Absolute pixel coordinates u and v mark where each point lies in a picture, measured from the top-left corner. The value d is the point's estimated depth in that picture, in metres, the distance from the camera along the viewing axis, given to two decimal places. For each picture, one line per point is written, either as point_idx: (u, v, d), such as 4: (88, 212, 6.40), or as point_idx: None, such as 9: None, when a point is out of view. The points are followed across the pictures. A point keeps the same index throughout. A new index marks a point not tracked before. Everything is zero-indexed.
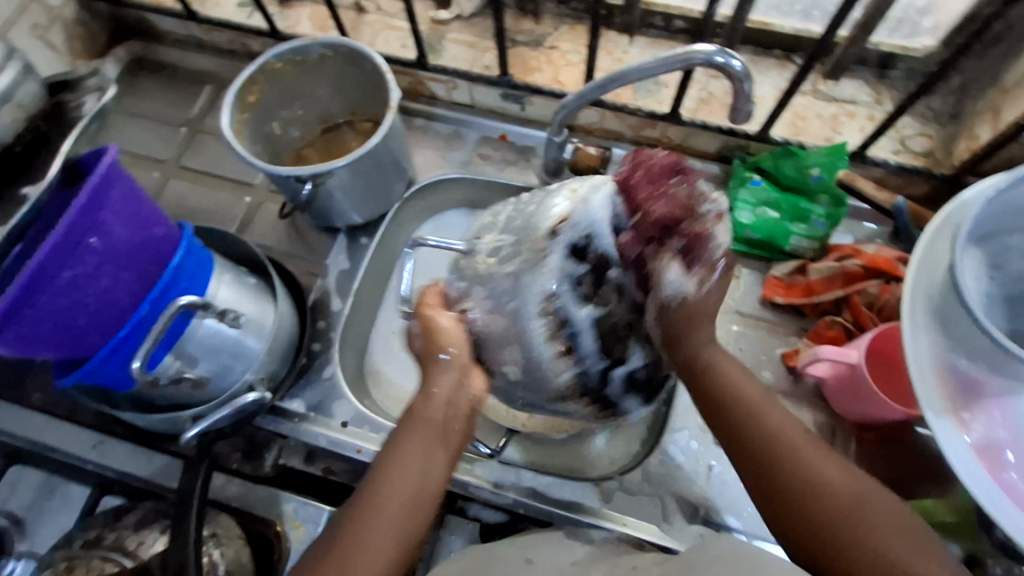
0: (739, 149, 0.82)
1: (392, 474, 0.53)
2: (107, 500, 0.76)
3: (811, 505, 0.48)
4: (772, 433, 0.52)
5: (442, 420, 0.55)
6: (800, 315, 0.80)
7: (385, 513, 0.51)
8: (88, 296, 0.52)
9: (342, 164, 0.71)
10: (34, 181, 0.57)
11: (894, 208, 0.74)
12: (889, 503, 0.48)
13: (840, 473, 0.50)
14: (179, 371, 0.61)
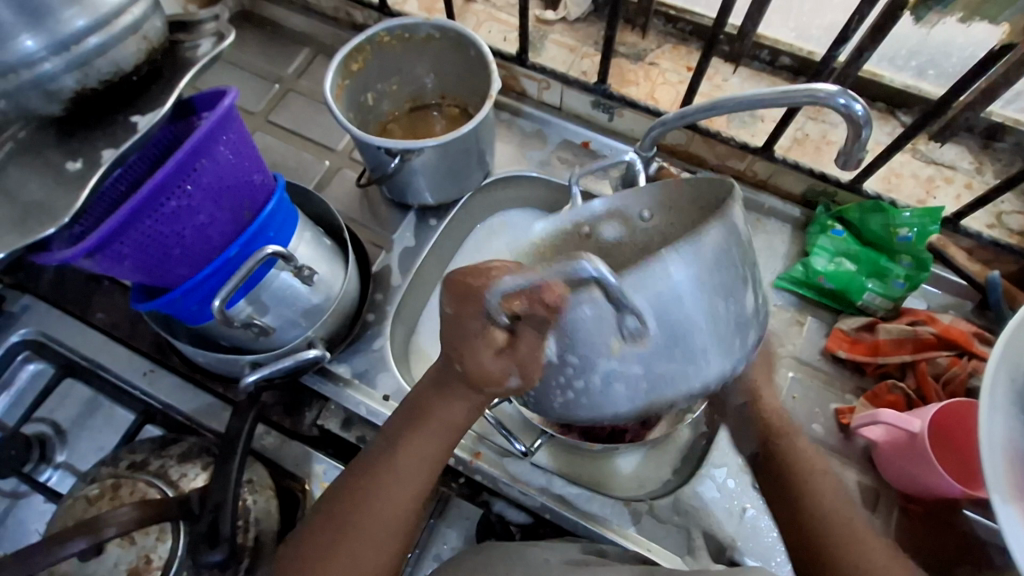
0: (825, 195, 0.81)
1: (388, 474, 0.54)
2: (148, 429, 0.77)
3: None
4: (834, 513, 0.55)
5: (456, 422, 0.55)
6: (860, 373, 0.77)
7: (372, 514, 0.54)
8: (186, 229, 0.54)
9: (433, 143, 0.72)
10: (142, 112, 0.56)
11: (987, 283, 0.72)
12: None
13: (886, 562, 0.52)
14: (249, 317, 0.63)
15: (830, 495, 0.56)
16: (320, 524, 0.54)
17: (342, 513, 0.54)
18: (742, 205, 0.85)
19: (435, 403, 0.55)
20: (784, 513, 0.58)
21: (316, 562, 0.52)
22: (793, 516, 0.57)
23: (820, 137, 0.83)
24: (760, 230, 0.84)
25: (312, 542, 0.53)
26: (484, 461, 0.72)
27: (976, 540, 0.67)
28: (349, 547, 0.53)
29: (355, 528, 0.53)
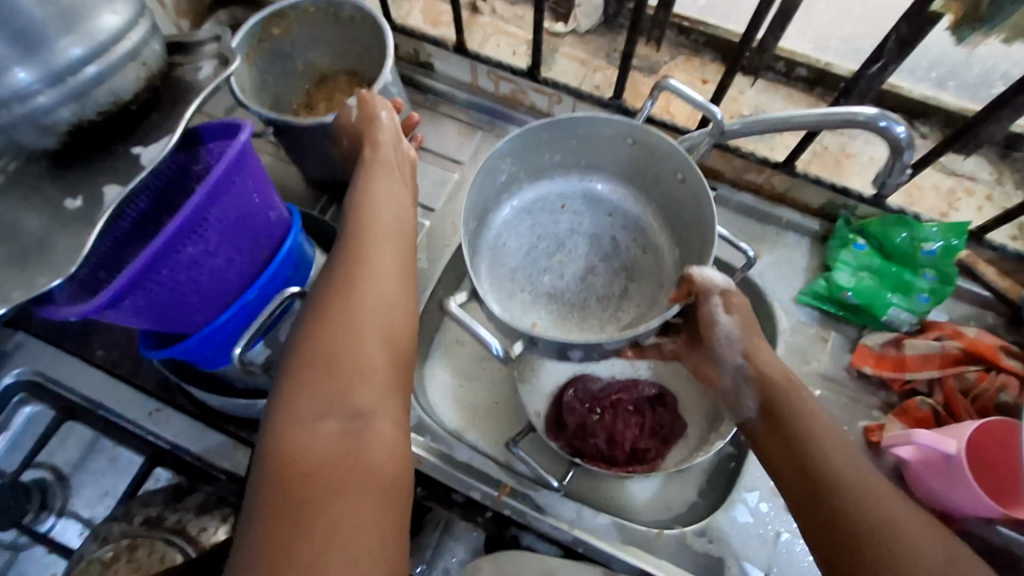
0: (845, 208, 0.80)
1: (367, 205, 0.56)
2: (157, 472, 0.74)
3: (843, 519, 0.49)
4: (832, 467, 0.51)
5: (391, 156, 0.61)
6: (887, 388, 0.77)
7: (373, 233, 0.54)
8: (203, 274, 0.51)
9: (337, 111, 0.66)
10: (142, 141, 0.51)
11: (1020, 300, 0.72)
12: (931, 543, 0.46)
13: (913, 518, 0.48)
14: (268, 359, 0.59)
15: (847, 466, 0.51)
16: (315, 312, 0.49)
17: (328, 319, 0.49)
18: (760, 218, 0.84)
19: (378, 143, 0.61)
20: (796, 493, 0.53)
21: (337, 308, 0.49)
22: (808, 487, 0.51)
23: (839, 149, 0.82)
24: (779, 244, 0.83)
25: (315, 354, 0.48)
26: (512, 495, 0.70)
27: (1009, 555, 0.68)
28: (351, 338, 0.48)
29: (350, 318, 0.49)
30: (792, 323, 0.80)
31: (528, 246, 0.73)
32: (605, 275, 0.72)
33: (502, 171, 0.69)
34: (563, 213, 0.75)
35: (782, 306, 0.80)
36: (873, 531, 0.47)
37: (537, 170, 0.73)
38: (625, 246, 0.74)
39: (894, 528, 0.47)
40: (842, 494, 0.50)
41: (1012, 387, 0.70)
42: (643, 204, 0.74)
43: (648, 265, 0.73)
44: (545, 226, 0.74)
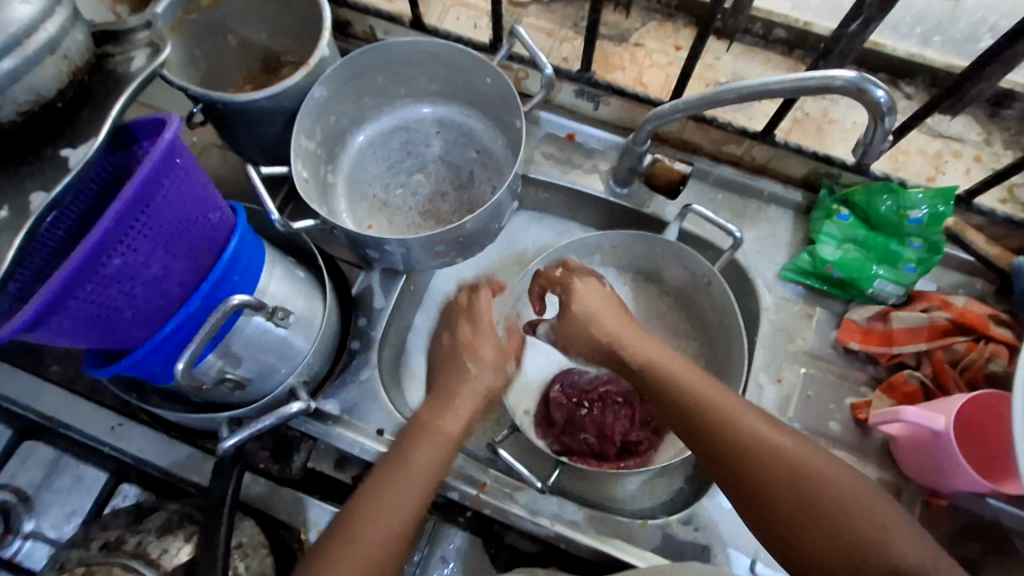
0: (829, 177, 0.76)
1: (419, 451, 0.62)
2: (123, 489, 0.71)
3: (749, 454, 0.54)
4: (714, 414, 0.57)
5: (453, 434, 0.64)
6: (874, 363, 0.74)
7: (417, 469, 0.60)
8: (137, 287, 0.47)
9: (265, 94, 0.64)
10: (72, 142, 0.45)
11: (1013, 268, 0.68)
12: (828, 464, 0.53)
13: (793, 443, 0.54)
14: (221, 371, 0.56)
15: (748, 415, 0.56)
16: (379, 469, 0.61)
17: (390, 473, 0.60)
18: (741, 191, 0.80)
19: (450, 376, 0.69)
20: (706, 452, 0.57)
21: (396, 473, 0.60)
22: (716, 445, 0.56)
23: (821, 115, 0.78)
24: (761, 218, 0.79)
25: (377, 484, 0.60)
26: (491, 494, 0.68)
27: (1000, 528, 0.67)
28: (396, 502, 0.58)
29: (395, 491, 0.59)
30: (776, 300, 0.77)
31: (383, 164, 0.82)
32: (452, 209, 0.80)
33: (343, 114, 0.77)
34: (436, 137, 0.83)
35: (765, 283, 0.77)
36: (762, 455, 0.54)
37: (415, 91, 0.80)
38: (463, 164, 0.82)
39: (777, 447, 0.54)
40: (773, 444, 0.54)
41: (1001, 356, 0.68)
42: (483, 123, 0.81)
43: (467, 177, 0.81)
44: (415, 144, 0.83)
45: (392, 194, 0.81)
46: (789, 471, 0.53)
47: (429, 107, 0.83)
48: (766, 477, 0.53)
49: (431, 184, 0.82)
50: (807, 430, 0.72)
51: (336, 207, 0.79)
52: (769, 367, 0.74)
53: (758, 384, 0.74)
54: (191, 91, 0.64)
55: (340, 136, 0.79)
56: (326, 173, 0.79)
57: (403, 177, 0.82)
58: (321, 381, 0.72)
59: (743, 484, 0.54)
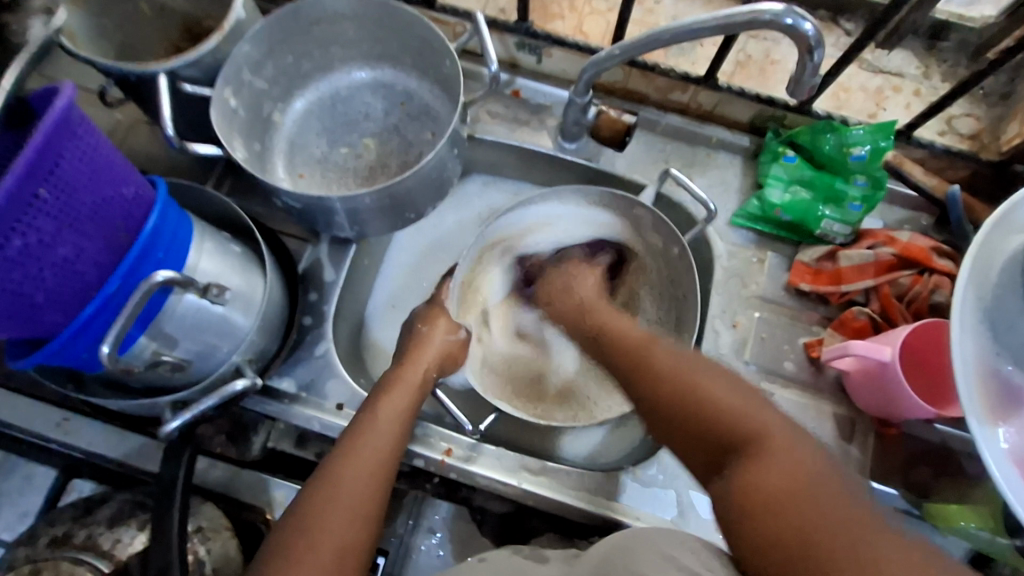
0: (774, 119, 0.76)
1: (378, 423, 0.59)
2: (76, 483, 0.69)
3: (661, 385, 0.51)
4: (639, 346, 0.56)
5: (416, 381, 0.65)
6: (824, 302, 0.76)
7: (375, 445, 0.58)
8: (45, 268, 0.44)
9: (179, 64, 0.60)
10: None
11: (950, 198, 0.69)
12: (730, 383, 0.48)
13: (672, 353, 0.53)
14: (155, 354, 0.54)
15: (721, 387, 0.48)
16: (335, 455, 0.57)
17: (352, 446, 0.57)
18: (689, 139, 0.79)
19: (424, 341, 0.69)
20: (632, 388, 0.54)
21: (355, 454, 0.57)
22: (630, 369, 0.55)
23: (763, 56, 0.77)
24: (711, 165, 0.79)
25: (336, 461, 0.56)
26: (456, 458, 0.68)
27: (944, 450, 0.70)
28: (353, 489, 0.55)
29: (358, 475, 0.55)
30: (728, 247, 0.77)
31: (331, 127, 0.80)
32: (393, 173, 0.77)
33: (306, 56, 0.75)
34: (399, 109, 0.80)
35: (717, 231, 0.78)
36: (686, 408, 0.48)
37: (379, 51, 0.77)
38: (414, 138, 0.79)
39: (707, 398, 0.47)
40: (664, 360, 0.52)
41: (943, 287, 0.70)
42: (442, 94, 0.78)
43: (412, 156, 0.78)
44: (370, 108, 0.80)
45: (337, 151, 0.79)
46: (721, 427, 0.46)
47: (398, 76, 0.79)
48: (687, 421, 0.48)
49: (378, 151, 0.79)
50: (762, 371, 0.73)
51: (272, 148, 0.77)
52: (723, 313, 0.75)
53: (714, 330, 0.74)
54: (99, 64, 0.60)
55: (297, 80, 0.77)
56: (272, 110, 0.76)
57: (352, 136, 0.80)
58: (272, 359, 0.70)
59: (685, 445, 0.48)
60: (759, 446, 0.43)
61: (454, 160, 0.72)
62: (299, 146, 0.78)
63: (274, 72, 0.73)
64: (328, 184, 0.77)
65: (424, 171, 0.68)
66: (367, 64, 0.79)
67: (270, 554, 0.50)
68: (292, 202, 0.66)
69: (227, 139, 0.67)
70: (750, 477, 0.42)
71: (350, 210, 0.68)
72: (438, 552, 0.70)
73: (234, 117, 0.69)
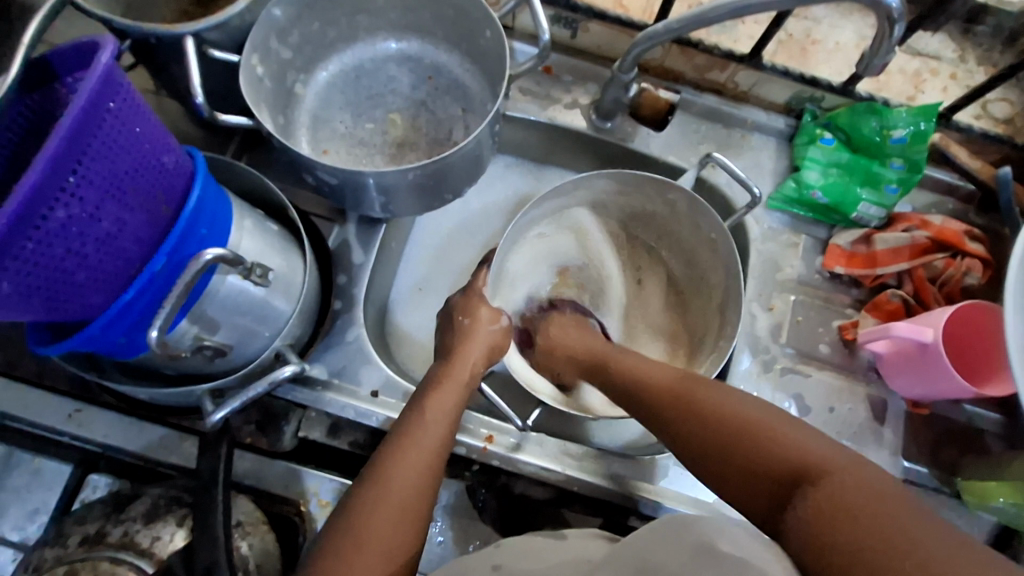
0: (812, 100, 0.76)
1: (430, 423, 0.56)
2: (92, 479, 0.64)
3: (725, 434, 0.49)
4: (670, 389, 0.55)
5: (465, 378, 0.62)
6: (857, 286, 0.76)
7: (426, 443, 0.55)
8: (88, 243, 0.40)
9: (206, 26, 0.55)
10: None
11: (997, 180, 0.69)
12: (768, 411, 0.49)
13: (720, 393, 0.52)
14: (196, 339, 0.50)
15: (723, 396, 0.51)
16: (385, 453, 0.54)
17: (402, 443, 0.54)
18: (725, 120, 0.78)
19: (468, 331, 0.66)
20: (682, 435, 0.52)
21: (404, 453, 0.54)
22: (674, 397, 0.54)
23: (803, 36, 0.76)
24: (746, 147, 0.78)
25: (386, 458, 0.53)
26: (497, 445, 0.66)
27: (973, 430, 0.71)
28: (401, 490, 0.51)
29: (408, 473, 0.52)
30: (763, 230, 0.77)
31: (354, 101, 0.75)
32: (424, 150, 0.74)
33: (332, 24, 0.70)
34: (427, 84, 0.76)
35: (752, 213, 0.77)
36: (747, 443, 0.47)
37: (409, 21, 0.72)
38: (445, 113, 0.75)
39: (794, 445, 0.45)
40: (707, 399, 0.52)
41: (976, 270, 0.71)
42: (475, 68, 0.74)
43: (442, 133, 0.74)
44: (397, 81, 0.76)
45: (362, 125, 0.75)
46: (776, 467, 0.45)
47: (427, 48, 0.75)
48: (755, 468, 0.46)
49: (406, 127, 0.75)
50: (798, 354, 0.73)
51: (295, 122, 0.72)
52: (760, 296, 0.75)
53: (751, 314, 0.74)
54: (117, 25, 0.55)
55: (321, 48, 0.72)
56: (294, 82, 0.71)
57: (376, 110, 0.75)
58: (305, 345, 0.67)
59: (746, 482, 0.47)
60: (824, 473, 0.43)
61: (492, 138, 0.68)
62: (320, 120, 0.74)
63: (299, 39, 0.68)
64: (352, 159, 0.73)
65: (464, 151, 0.64)
66: (394, 34, 0.74)
67: (321, 554, 0.48)
68: (327, 177, 0.62)
69: (255, 109, 0.63)
70: (833, 501, 0.40)
71: (382, 187, 0.64)
72: (439, 540, 0.65)
73: (260, 86, 0.64)
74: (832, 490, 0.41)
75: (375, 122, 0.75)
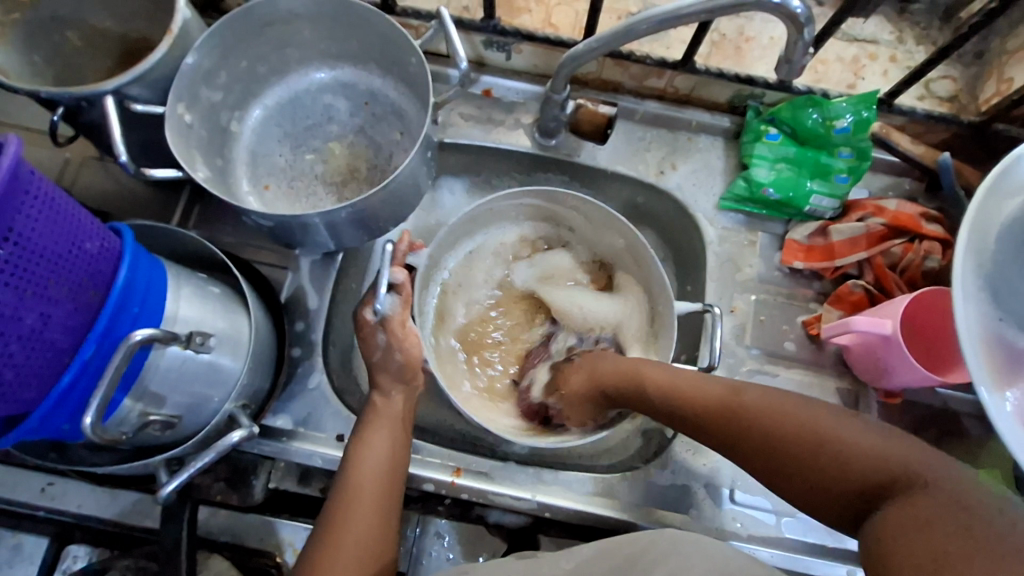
0: (753, 97, 0.75)
1: (379, 437, 0.59)
2: (71, 550, 0.65)
3: (785, 444, 0.48)
4: (678, 384, 0.57)
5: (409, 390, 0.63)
6: (819, 278, 0.75)
7: (383, 449, 0.59)
8: (9, 342, 0.40)
9: (129, 78, 0.56)
10: None
11: (939, 165, 0.69)
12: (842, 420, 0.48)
13: (718, 390, 0.54)
14: (142, 415, 0.50)
15: (716, 386, 0.55)
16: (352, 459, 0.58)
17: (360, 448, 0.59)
18: (669, 125, 0.78)
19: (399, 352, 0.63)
20: (727, 446, 0.53)
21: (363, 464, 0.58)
22: (673, 407, 0.57)
23: (737, 34, 0.75)
24: (693, 150, 0.78)
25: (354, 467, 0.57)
26: (467, 477, 0.66)
27: (949, 413, 0.70)
28: (370, 485, 0.57)
29: (374, 478, 0.57)
30: (719, 232, 0.76)
31: (291, 135, 0.75)
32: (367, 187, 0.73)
33: (261, 60, 0.70)
34: (365, 111, 0.75)
35: (706, 217, 0.76)
36: (778, 438, 0.49)
37: (337, 52, 0.72)
38: (383, 139, 0.75)
39: (831, 438, 0.47)
40: (707, 395, 0.54)
41: (935, 253, 0.69)
42: (408, 92, 0.73)
43: (383, 160, 0.74)
44: (334, 110, 0.76)
45: (302, 159, 0.75)
46: (834, 460, 0.46)
47: (360, 75, 0.74)
48: (805, 466, 0.47)
49: (346, 156, 0.75)
50: (764, 354, 0.73)
51: (233, 159, 0.72)
52: (721, 299, 0.74)
53: (713, 317, 0.73)
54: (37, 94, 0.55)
55: (252, 85, 0.72)
56: (229, 120, 0.71)
57: (317, 144, 0.75)
58: (265, 400, 0.67)
59: (815, 490, 0.47)
60: (901, 485, 0.42)
61: (426, 165, 0.68)
62: (258, 158, 0.74)
63: (228, 80, 0.68)
64: (295, 193, 0.73)
65: (400, 181, 0.64)
66: (326, 64, 0.74)
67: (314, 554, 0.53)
68: (262, 221, 0.62)
69: (185, 157, 0.63)
70: (907, 513, 0.40)
71: (328, 224, 0.64)
72: (448, 556, 0.66)
73: (190, 133, 0.65)
74: (915, 500, 0.41)
75: (314, 155, 0.75)
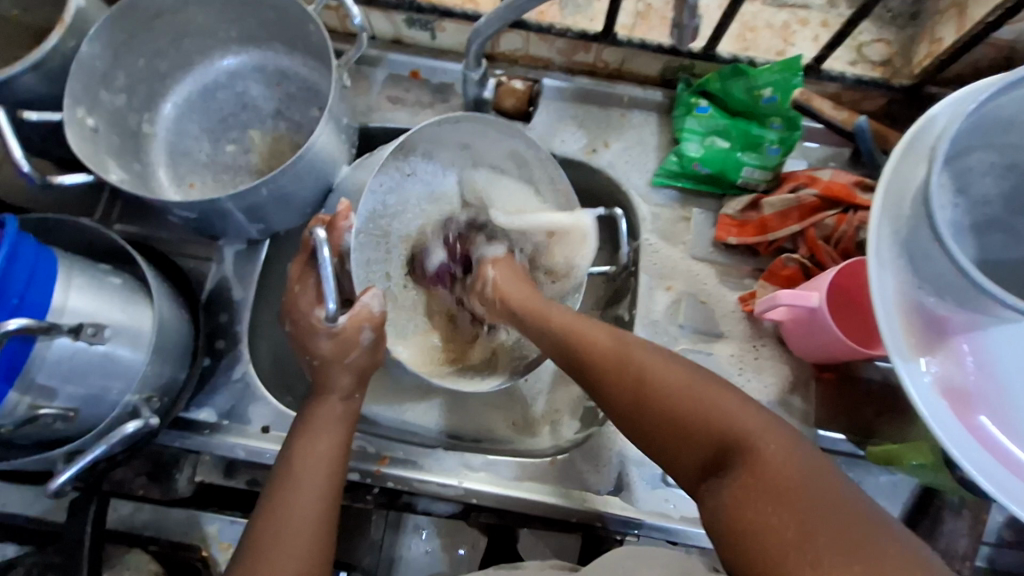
0: (682, 70, 0.74)
1: (310, 437, 0.54)
2: None
3: (654, 393, 0.48)
4: (564, 326, 0.58)
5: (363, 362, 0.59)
6: (755, 254, 0.73)
7: (318, 439, 0.55)
8: None
9: (22, 67, 0.55)
10: None
11: (857, 130, 0.68)
12: (729, 393, 0.46)
13: (606, 335, 0.55)
14: (31, 408, 0.50)
15: (597, 332, 0.55)
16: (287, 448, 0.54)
17: (296, 443, 0.54)
18: (600, 101, 0.76)
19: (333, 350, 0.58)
20: (603, 390, 0.52)
21: (295, 472, 0.52)
22: (563, 353, 0.57)
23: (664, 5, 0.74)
24: (626, 126, 0.75)
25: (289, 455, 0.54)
26: (392, 465, 0.65)
27: (890, 387, 0.69)
28: (309, 471, 0.52)
29: (305, 476, 0.52)
30: (652, 209, 0.74)
31: (208, 124, 0.74)
32: None
33: (159, 55, 0.68)
34: (281, 92, 0.74)
35: (640, 193, 0.74)
36: (643, 395, 0.49)
37: (246, 32, 0.71)
38: (303, 119, 0.74)
39: (697, 403, 0.46)
40: (597, 346, 0.54)
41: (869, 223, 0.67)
42: (328, 74, 0.72)
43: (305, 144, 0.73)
44: (249, 96, 0.74)
45: (222, 147, 0.73)
46: (702, 422, 0.45)
47: (267, 56, 0.73)
48: (670, 419, 0.47)
49: (267, 143, 0.73)
50: (698, 333, 0.70)
51: (151, 162, 0.71)
52: (655, 278, 0.72)
53: (648, 297, 0.72)
54: None
55: (162, 74, 0.70)
56: (139, 123, 0.70)
57: (236, 132, 0.74)
58: (178, 395, 0.64)
59: (678, 451, 0.46)
60: (751, 445, 0.42)
61: (342, 135, 0.66)
62: (176, 148, 0.72)
63: (138, 66, 0.67)
64: (215, 181, 0.72)
65: (307, 162, 0.62)
66: (244, 48, 0.73)
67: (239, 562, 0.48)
68: (186, 212, 0.60)
69: (95, 161, 0.62)
70: (751, 482, 0.40)
71: (242, 209, 0.62)
72: (426, 548, 0.72)
73: (96, 138, 0.63)
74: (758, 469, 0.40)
75: (234, 144, 0.73)
